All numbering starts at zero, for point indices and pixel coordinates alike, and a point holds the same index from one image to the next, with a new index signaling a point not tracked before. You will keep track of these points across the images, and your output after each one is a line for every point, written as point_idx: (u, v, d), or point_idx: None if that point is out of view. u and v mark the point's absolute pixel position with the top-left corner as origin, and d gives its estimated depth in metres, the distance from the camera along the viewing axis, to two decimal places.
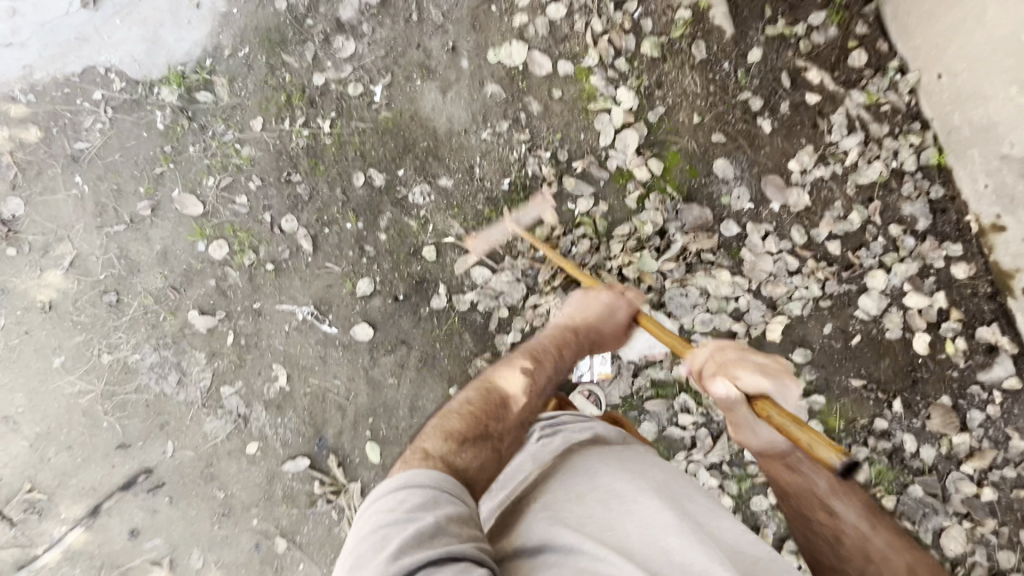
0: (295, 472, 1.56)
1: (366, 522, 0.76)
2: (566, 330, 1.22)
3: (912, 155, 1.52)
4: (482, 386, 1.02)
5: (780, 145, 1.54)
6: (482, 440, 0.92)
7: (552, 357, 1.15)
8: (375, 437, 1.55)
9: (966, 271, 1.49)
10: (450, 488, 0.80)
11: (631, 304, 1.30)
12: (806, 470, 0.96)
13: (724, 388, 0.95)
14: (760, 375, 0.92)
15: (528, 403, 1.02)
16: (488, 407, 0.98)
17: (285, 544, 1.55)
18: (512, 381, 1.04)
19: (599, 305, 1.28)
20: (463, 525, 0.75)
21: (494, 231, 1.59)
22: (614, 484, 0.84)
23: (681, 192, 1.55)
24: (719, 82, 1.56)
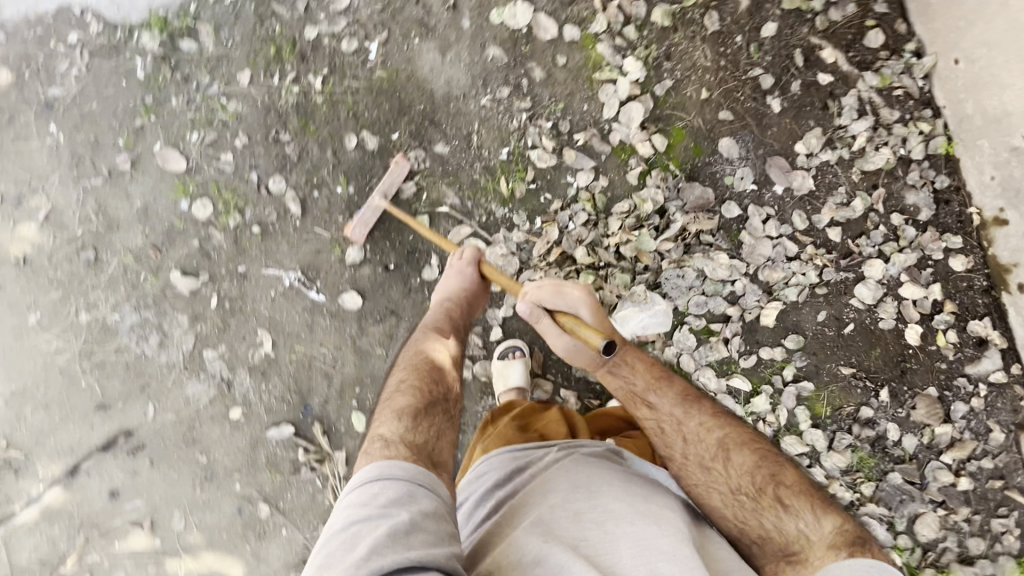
0: (279, 439, 1.54)
1: (340, 515, 0.84)
2: (448, 304, 1.31)
3: (921, 142, 1.48)
4: (405, 365, 1.14)
5: (789, 125, 1.50)
6: (432, 409, 1.05)
7: (451, 326, 1.27)
8: (362, 407, 1.53)
9: (964, 264, 1.48)
10: (423, 480, 0.88)
11: (473, 257, 1.35)
12: (629, 374, 1.17)
13: (525, 307, 1.19)
14: (559, 297, 1.18)
15: (443, 363, 1.16)
16: (414, 378, 1.10)
17: (267, 509, 1.54)
18: (426, 355, 1.17)
19: (451, 275, 1.35)
20: (436, 521, 0.83)
21: (364, 212, 1.50)
22: (616, 506, 0.89)
23: (683, 170, 1.51)
24: (730, 56, 1.49)
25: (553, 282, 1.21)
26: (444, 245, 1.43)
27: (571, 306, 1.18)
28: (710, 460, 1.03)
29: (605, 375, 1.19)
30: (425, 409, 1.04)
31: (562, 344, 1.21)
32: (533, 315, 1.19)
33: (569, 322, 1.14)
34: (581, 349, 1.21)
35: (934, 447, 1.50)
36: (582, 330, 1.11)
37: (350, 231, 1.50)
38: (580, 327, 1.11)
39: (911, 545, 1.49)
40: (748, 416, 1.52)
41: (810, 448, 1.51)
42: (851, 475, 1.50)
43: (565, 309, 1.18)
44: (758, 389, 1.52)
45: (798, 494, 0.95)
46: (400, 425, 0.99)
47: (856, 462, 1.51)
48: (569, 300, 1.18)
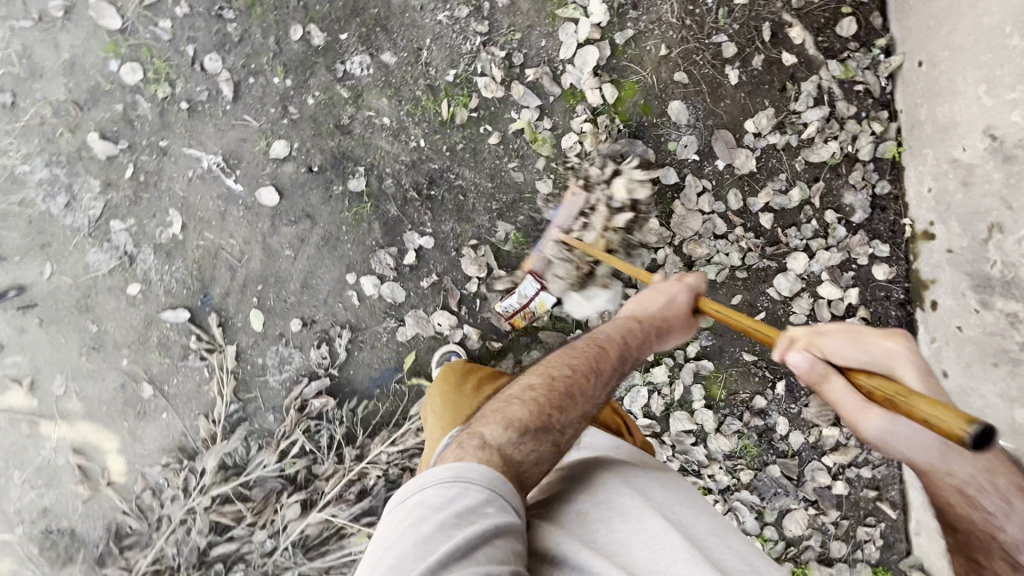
0: (174, 322, 1.51)
1: (409, 514, 0.69)
2: (632, 322, 1.05)
3: (871, 143, 1.45)
4: (544, 370, 0.90)
5: (743, 101, 1.46)
6: (543, 433, 0.81)
7: (620, 348, 0.98)
8: (262, 305, 1.51)
9: (886, 274, 1.47)
10: (506, 488, 0.72)
11: (690, 287, 1.11)
12: (979, 494, 0.73)
13: (805, 357, 0.80)
14: (858, 348, 0.78)
15: (585, 393, 0.88)
16: (546, 395, 0.85)
17: (150, 390, 1.52)
18: (576, 369, 0.91)
19: (660, 295, 1.10)
20: (510, 539, 0.69)
21: (545, 246, 1.44)
22: (619, 497, 0.82)
23: (629, 126, 1.47)
24: (697, 17, 1.44)
25: (842, 326, 0.81)
26: (642, 277, 1.23)
27: (883, 365, 0.77)
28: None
29: (950, 492, 0.75)
30: (538, 428, 0.81)
31: (867, 424, 0.75)
32: (815, 370, 0.80)
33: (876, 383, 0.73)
34: (912, 437, 0.74)
35: (819, 447, 1.51)
36: (923, 407, 0.65)
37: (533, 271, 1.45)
38: (912, 400, 0.68)
39: (775, 537, 1.51)
40: (644, 385, 1.52)
41: (698, 427, 1.52)
42: (732, 460, 1.51)
43: (875, 369, 0.77)
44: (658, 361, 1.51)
45: None
46: (502, 433, 0.78)
47: (739, 449, 1.51)
48: (879, 354, 0.78)
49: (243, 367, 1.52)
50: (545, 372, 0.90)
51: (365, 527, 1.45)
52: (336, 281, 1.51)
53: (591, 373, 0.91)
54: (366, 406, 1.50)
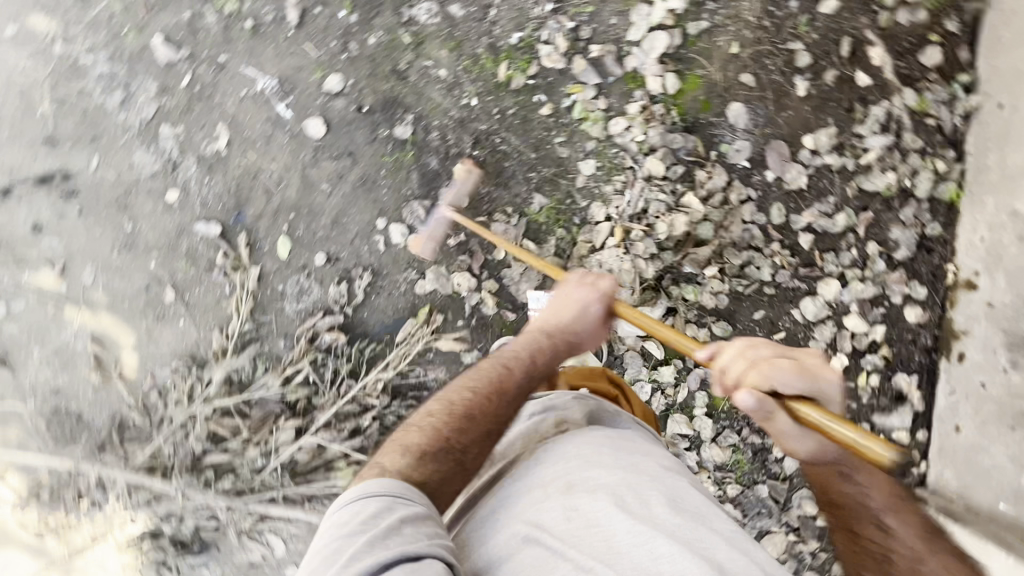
0: (205, 235, 1.55)
1: (320, 538, 0.74)
2: (541, 336, 1.07)
3: (930, 181, 1.40)
4: (440, 398, 0.94)
5: (806, 114, 1.41)
6: (443, 453, 0.85)
7: (525, 364, 1.00)
8: (291, 234, 1.53)
9: (917, 316, 1.43)
10: (409, 491, 0.78)
11: (603, 292, 1.12)
12: (860, 485, 0.89)
13: (754, 398, 0.77)
14: (798, 381, 0.79)
15: (488, 410, 0.92)
16: (443, 419, 0.89)
17: (172, 296, 1.57)
18: (471, 392, 0.94)
19: (574, 304, 1.11)
20: (421, 523, 0.75)
21: (434, 224, 1.48)
22: (604, 475, 0.79)
23: (684, 120, 1.44)
24: (777, 20, 1.39)
25: (779, 353, 0.82)
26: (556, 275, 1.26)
27: (813, 392, 0.80)
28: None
29: (832, 481, 0.90)
30: (436, 449, 0.85)
31: (796, 445, 0.87)
32: (762, 408, 0.79)
33: (816, 418, 0.77)
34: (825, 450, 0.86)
35: None
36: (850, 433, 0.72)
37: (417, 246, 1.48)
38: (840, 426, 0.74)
39: None
40: (648, 381, 1.51)
41: (694, 433, 1.51)
42: (721, 472, 1.51)
43: (807, 395, 0.80)
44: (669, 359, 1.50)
45: None
46: (402, 462, 0.83)
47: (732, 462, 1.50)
48: (815, 386, 0.80)
49: (263, 289, 1.55)
50: (445, 398, 0.93)
51: (353, 463, 1.50)
52: (366, 224, 1.52)
53: (483, 395, 0.93)
54: (376, 349, 1.52)
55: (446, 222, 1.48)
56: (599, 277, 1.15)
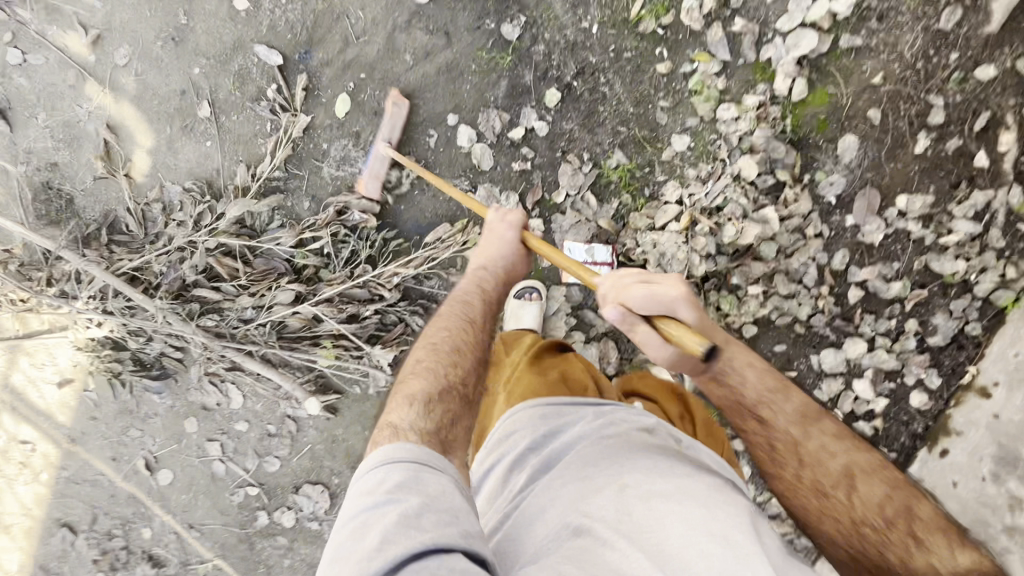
0: (262, 61, 1.41)
1: (345, 508, 0.71)
2: (486, 273, 1.13)
3: (993, 283, 1.38)
4: (420, 345, 0.97)
5: (911, 173, 1.35)
6: (448, 394, 0.88)
7: (483, 301, 1.06)
8: (354, 94, 1.41)
9: (920, 403, 1.45)
10: (433, 460, 0.75)
11: (517, 222, 1.16)
12: (734, 382, 0.85)
13: (615, 311, 0.84)
14: (649, 293, 0.83)
15: (473, 344, 0.97)
16: (433, 362, 0.92)
17: (207, 113, 1.43)
18: (443, 332, 0.98)
19: (497, 241, 1.15)
20: (451, 500, 0.71)
21: (372, 162, 1.40)
22: (659, 482, 0.77)
23: (795, 133, 1.36)
24: (931, 65, 1.29)
25: (638, 274, 0.87)
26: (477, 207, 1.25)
27: (667, 307, 0.83)
28: (833, 493, 0.80)
29: (713, 387, 0.87)
30: (443, 394, 0.87)
31: (663, 358, 0.85)
32: (625, 321, 0.84)
33: (671, 330, 0.81)
34: (688, 360, 0.83)
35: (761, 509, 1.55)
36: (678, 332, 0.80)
37: (360, 185, 1.42)
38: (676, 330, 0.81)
39: None
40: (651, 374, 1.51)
41: None
42: None
43: (666, 312, 0.83)
44: None
45: (947, 536, 0.73)
46: (411, 414, 0.83)
47: None
48: (664, 299, 0.83)
49: (306, 142, 1.43)
50: (427, 344, 0.95)
51: (337, 346, 1.46)
52: (435, 115, 1.41)
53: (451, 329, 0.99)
54: (399, 245, 1.46)
55: (384, 160, 1.40)
56: (511, 211, 1.20)
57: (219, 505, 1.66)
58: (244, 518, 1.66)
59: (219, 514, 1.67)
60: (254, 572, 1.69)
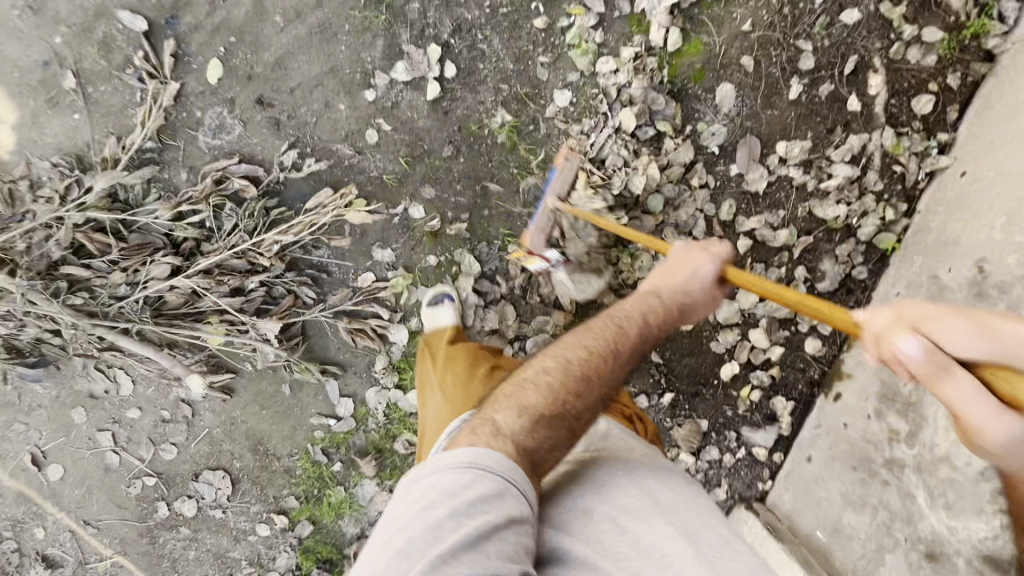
0: (127, 27, 1.35)
1: (421, 495, 0.69)
2: (657, 296, 0.96)
3: (874, 226, 1.40)
4: (556, 353, 0.86)
5: (789, 121, 1.37)
6: (559, 420, 0.80)
7: (641, 328, 0.91)
8: (226, 59, 1.37)
9: (814, 349, 1.47)
10: (521, 478, 0.72)
11: (721, 257, 1.00)
12: None
13: (919, 345, 0.70)
14: (973, 334, 0.69)
15: (604, 374, 0.85)
16: (555, 377, 0.82)
17: (72, 83, 1.37)
18: (583, 352, 0.85)
19: (687, 266, 0.99)
20: (520, 535, 0.68)
21: (540, 218, 1.36)
22: (621, 498, 0.81)
23: (673, 84, 1.36)
24: (798, 11, 1.32)
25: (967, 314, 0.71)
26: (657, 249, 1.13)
27: (1006, 351, 0.67)
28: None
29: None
30: (552, 415, 0.80)
31: (993, 427, 0.64)
32: (931, 362, 0.69)
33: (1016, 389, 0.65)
34: None
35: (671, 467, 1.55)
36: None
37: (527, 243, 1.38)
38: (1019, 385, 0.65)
39: None
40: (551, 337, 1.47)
41: None
42: None
43: (996, 357, 0.68)
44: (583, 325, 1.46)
45: None
46: (516, 420, 0.78)
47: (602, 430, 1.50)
48: (1005, 343, 0.67)
49: (178, 110, 1.38)
50: (559, 356, 0.85)
51: (224, 322, 1.41)
52: (313, 78, 1.38)
53: (590, 353, 0.85)
54: (281, 214, 1.41)
55: (551, 215, 1.37)
56: (709, 242, 1.04)
57: (115, 499, 1.58)
58: (143, 511, 1.59)
59: (116, 508, 1.59)
60: (159, 567, 1.62)
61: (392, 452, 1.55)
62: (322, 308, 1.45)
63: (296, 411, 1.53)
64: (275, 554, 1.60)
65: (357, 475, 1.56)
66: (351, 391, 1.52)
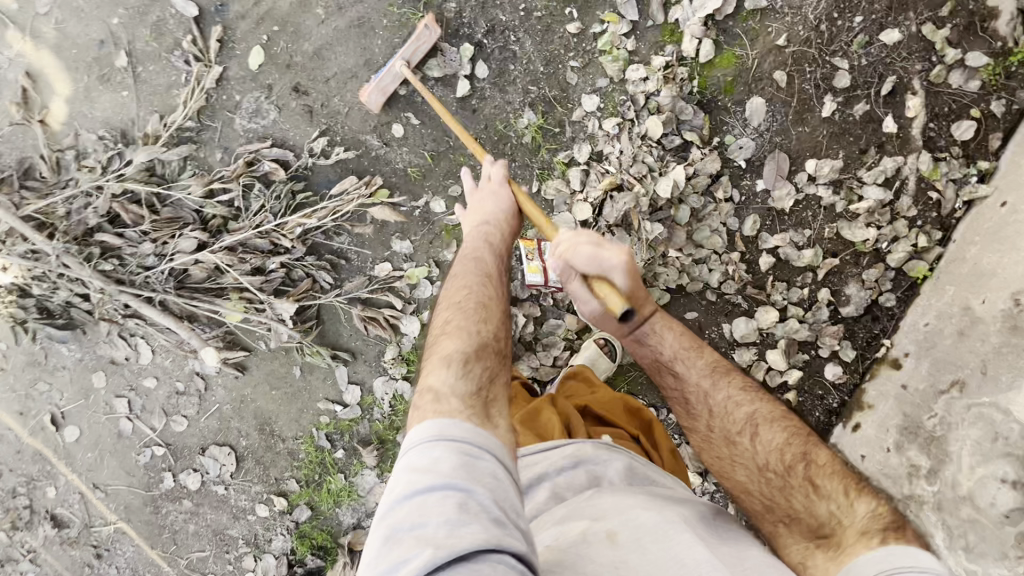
0: (179, 12, 1.42)
1: (397, 481, 0.65)
2: (489, 227, 1.06)
3: (907, 251, 1.34)
4: (447, 305, 0.89)
5: (820, 138, 1.34)
6: (487, 349, 0.82)
7: (492, 254, 1.00)
8: (268, 47, 1.42)
9: (834, 376, 1.38)
10: (491, 443, 0.67)
11: (501, 177, 1.11)
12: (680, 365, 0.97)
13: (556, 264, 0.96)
14: (592, 254, 0.92)
15: (494, 297, 0.91)
16: (462, 319, 0.85)
17: (124, 62, 1.44)
18: (467, 291, 0.91)
19: (492, 191, 1.11)
20: (504, 492, 0.64)
21: (384, 76, 1.35)
22: (644, 516, 0.75)
23: (703, 95, 1.36)
24: (835, 29, 1.30)
25: (593, 235, 0.94)
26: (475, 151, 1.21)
27: (602, 267, 0.92)
28: (774, 476, 0.82)
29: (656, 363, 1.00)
30: (477, 348, 0.81)
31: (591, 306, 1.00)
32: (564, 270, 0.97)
33: (607, 295, 0.91)
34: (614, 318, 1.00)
35: None
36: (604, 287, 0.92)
37: (541, 243, 1.40)
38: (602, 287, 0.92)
39: None
40: (561, 340, 1.47)
41: None
42: None
43: (595, 271, 0.92)
44: (593, 331, 1.46)
45: (842, 480, 0.78)
46: (452, 372, 0.76)
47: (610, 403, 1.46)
48: (601, 261, 0.92)
49: (219, 93, 1.44)
50: (451, 305, 0.88)
51: (244, 299, 1.45)
52: (347, 70, 1.42)
53: (471, 288, 0.91)
54: (306, 198, 1.45)
55: (396, 78, 1.36)
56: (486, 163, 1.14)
57: (124, 465, 1.62)
58: (150, 480, 1.62)
59: (124, 474, 1.63)
60: (159, 537, 1.64)
61: (395, 443, 1.55)
62: (338, 294, 1.48)
63: (304, 394, 1.55)
64: (270, 537, 1.61)
65: (358, 464, 1.56)
66: (359, 379, 1.53)
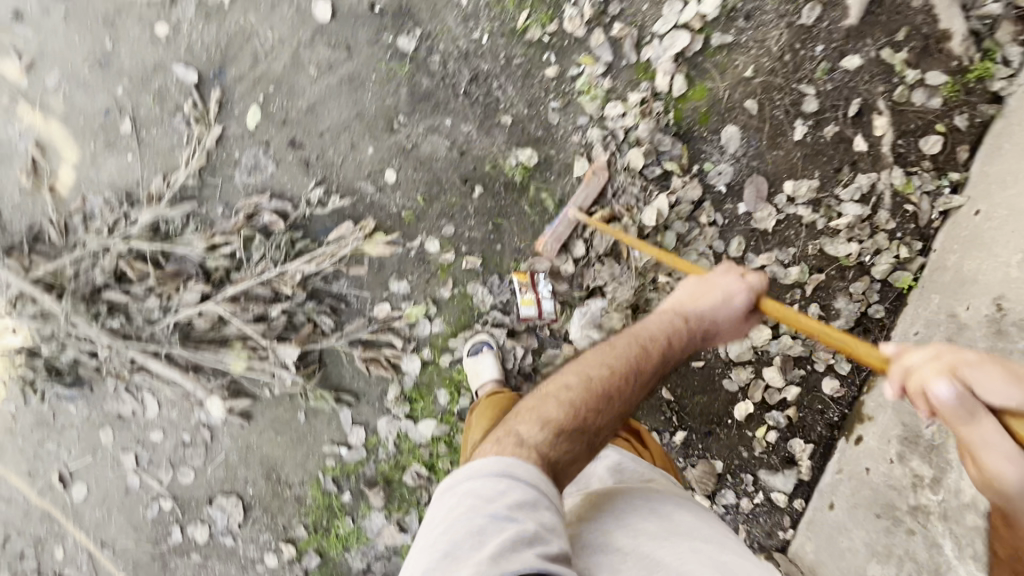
0: (180, 79, 1.51)
1: (460, 504, 0.69)
2: (680, 321, 0.96)
3: (890, 263, 1.38)
4: (579, 369, 0.87)
5: (795, 160, 1.40)
6: (580, 435, 0.80)
7: (662, 350, 0.92)
8: (264, 106, 1.50)
9: (832, 390, 1.42)
10: (549, 488, 0.71)
11: (753, 287, 0.99)
12: None
13: (948, 390, 0.65)
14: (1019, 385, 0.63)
15: (623, 394, 0.85)
16: (580, 395, 0.83)
17: (128, 128, 1.52)
18: (603, 367, 0.87)
19: (717, 290, 0.99)
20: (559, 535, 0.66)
21: (559, 225, 1.43)
22: (640, 521, 0.80)
23: (680, 126, 1.42)
24: (799, 58, 1.38)
25: (993, 356, 0.66)
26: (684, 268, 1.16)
27: None
28: None
29: None
30: (573, 428, 0.79)
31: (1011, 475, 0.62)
32: (962, 408, 0.64)
33: None
34: None
35: None
36: None
37: (534, 276, 1.48)
38: None
39: None
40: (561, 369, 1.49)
41: None
42: None
43: None
44: None
45: None
46: (538, 431, 0.78)
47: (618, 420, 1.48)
48: None
49: (219, 151, 1.51)
50: (580, 372, 0.86)
51: (248, 348, 1.50)
52: (340, 122, 1.49)
53: (607, 371, 0.86)
54: (305, 246, 1.50)
55: (570, 222, 1.43)
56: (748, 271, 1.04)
57: (132, 520, 1.62)
58: (157, 534, 1.62)
59: (131, 530, 1.62)
60: None
61: (401, 483, 1.55)
62: (339, 337, 1.51)
63: (309, 439, 1.56)
64: None
65: (365, 507, 1.56)
66: (363, 420, 1.55)
